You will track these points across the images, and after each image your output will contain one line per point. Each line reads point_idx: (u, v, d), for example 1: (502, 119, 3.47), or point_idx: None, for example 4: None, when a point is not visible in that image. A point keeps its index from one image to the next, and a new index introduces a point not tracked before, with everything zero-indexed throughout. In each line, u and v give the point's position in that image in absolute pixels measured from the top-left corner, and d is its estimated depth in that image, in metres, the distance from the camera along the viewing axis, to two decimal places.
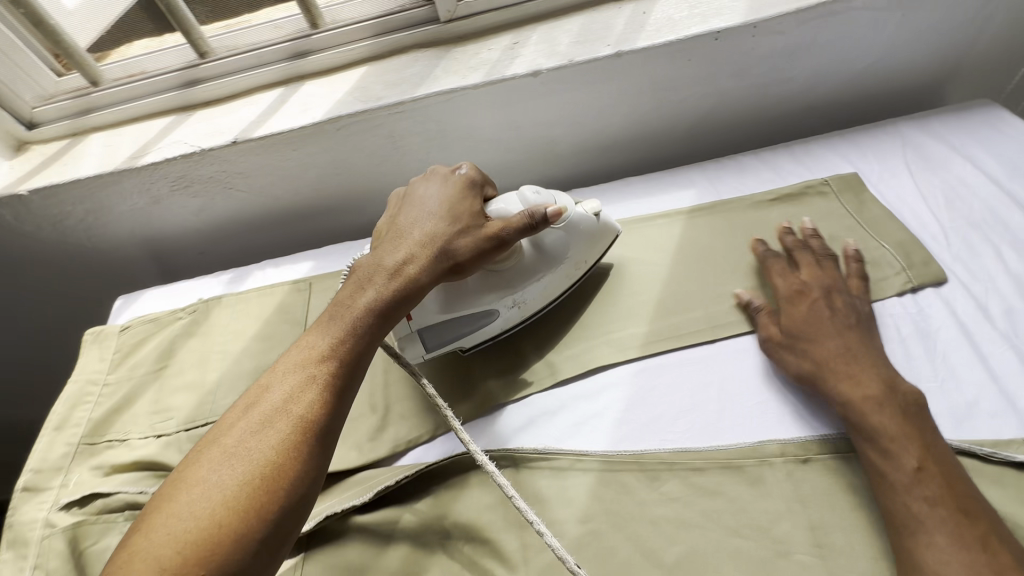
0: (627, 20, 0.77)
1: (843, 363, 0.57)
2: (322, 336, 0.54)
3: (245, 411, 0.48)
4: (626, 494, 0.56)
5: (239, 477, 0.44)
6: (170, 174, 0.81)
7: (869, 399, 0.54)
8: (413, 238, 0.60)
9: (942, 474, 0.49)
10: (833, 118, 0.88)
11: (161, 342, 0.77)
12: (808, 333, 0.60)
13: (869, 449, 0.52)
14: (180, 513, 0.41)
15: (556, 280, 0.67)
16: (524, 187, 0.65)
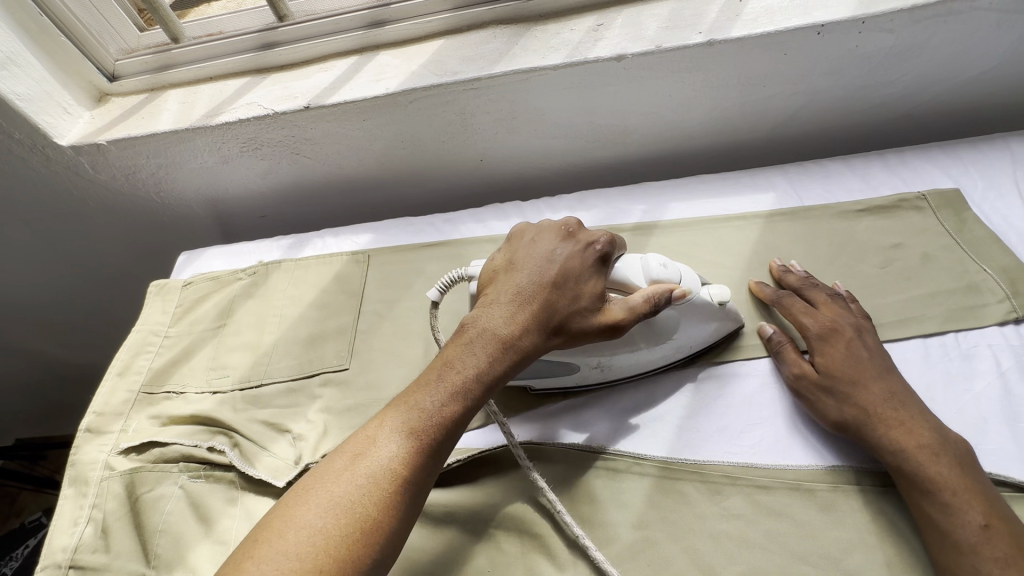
0: (722, 7, 0.72)
1: (884, 407, 0.52)
2: (430, 399, 0.48)
3: (352, 460, 0.45)
4: (684, 504, 0.54)
5: (336, 542, 0.41)
6: (242, 136, 0.81)
7: (923, 449, 0.50)
8: (533, 308, 0.52)
9: (1009, 531, 0.45)
10: (933, 128, 0.82)
11: (221, 300, 0.78)
12: (857, 373, 0.55)
13: (926, 502, 0.48)
14: (272, 565, 0.39)
15: (648, 355, 0.59)
16: (651, 255, 0.56)
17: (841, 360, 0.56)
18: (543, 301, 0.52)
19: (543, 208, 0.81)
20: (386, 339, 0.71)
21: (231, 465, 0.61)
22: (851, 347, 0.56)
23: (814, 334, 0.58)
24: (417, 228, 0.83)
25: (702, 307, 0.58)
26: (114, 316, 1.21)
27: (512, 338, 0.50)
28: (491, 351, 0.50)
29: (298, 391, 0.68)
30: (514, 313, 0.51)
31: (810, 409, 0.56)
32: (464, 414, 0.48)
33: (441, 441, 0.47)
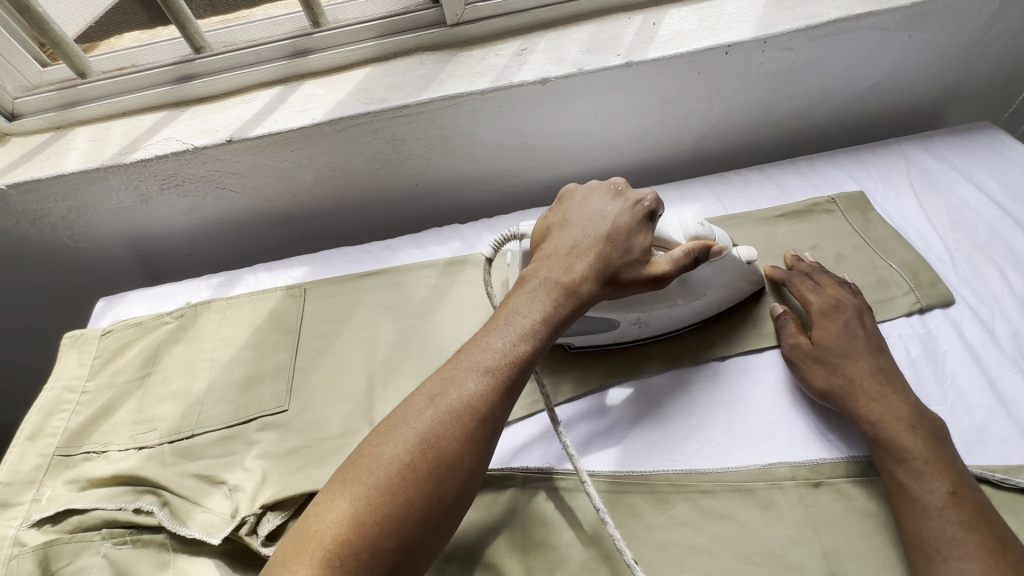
0: (637, 30, 0.76)
1: (870, 377, 0.57)
2: (499, 341, 0.51)
3: (431, 399, 0.47)
4: (634, 517, 0.54)
5: (418, 474, 0.44)
6: (160, 172, 0.77)
7: (902, 420, 0.53)
8: (590, 257, 0.56)
9: (972, 499, 0.49)
10: (838, 136, 0.88)
11: (146, 347, 0.73)
12: (846, 345, 0.59)
13: (900, 472, 0.51)
14: (362, 499, 0.42)
15: (682, 312, 0.63)
16: (688, 216, 0.61)
17: (841, 331, 0.60)
18: (597, 252, 0.56)
19: (482, 230, 0.82)
20: (327, 375, 0.69)
21: (160, 526, 0.57)
22: (851, 321, 0.61)
23: (818, 309, 0.63)
24: (355, 257, 0.82)
25: (732, 263, 0.63)
26: (27, 373, 1.11)
27: (569, 286, 0.55)
28: (554, 296, 0.54)
29: (233, 438, 0.64)
30: (570, 265, 0.56)
31: (799, 379, 0.60)
32: (534, 353, 0.51)
33: (514, 379, 0.49)
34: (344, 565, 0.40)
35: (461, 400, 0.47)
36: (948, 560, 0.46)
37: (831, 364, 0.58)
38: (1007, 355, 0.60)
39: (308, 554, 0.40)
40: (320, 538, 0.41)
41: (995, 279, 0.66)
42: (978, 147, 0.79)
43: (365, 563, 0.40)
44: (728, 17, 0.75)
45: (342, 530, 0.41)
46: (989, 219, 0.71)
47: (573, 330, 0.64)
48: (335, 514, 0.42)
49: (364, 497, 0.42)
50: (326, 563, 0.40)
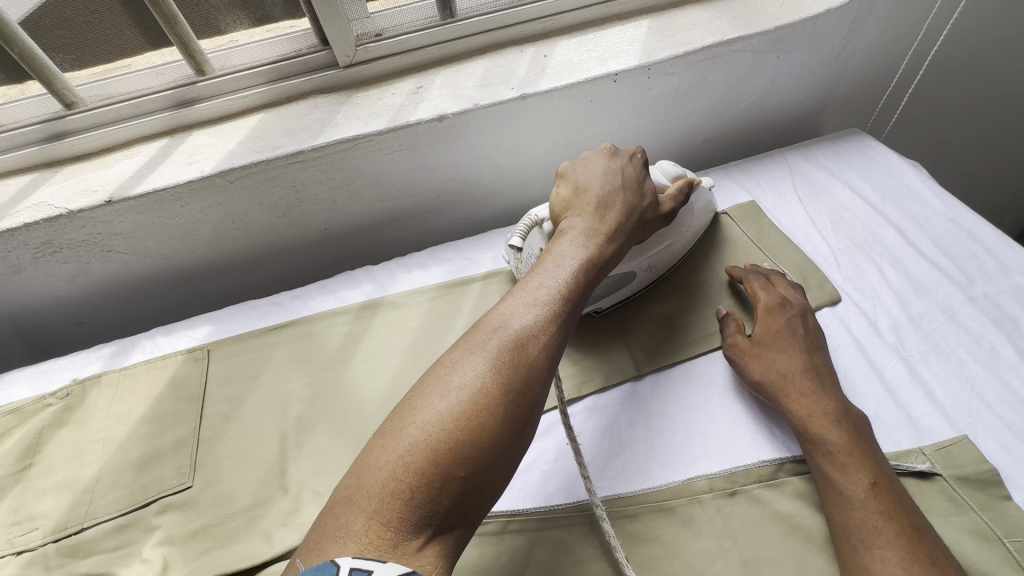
0: (529, 63, 0.78)
1: (800, 370, 0.59)
2: (547, 281, 0.52)
3: (492, 334, 0.47)
4: (562, 553, 0.54)
5: (490, 403, 0.43)
6: (32, 240, 0.71)
7: (829, 414, 0.55)
8: (614, 206, 0.59)
9: (891, 490, 0.51)
10: (732, 149, 0.94)
11: (25, 436, 0.66)
12: (786, 336, 0.63)
13: (827, 466, 0.53)
14: (432, 425, 0.41)
15: (682, 242, 0.71)
16: (659, 161, 0.69)
17: (781, 325, 0.63)
18: (619, 201, 0.60)
19: (395, 269, 0.80)
20: (236, 442, 0.64)
21: None
22: (796, 317, 0.64)
23: (765, 305, 0.66)
24: (262, 309, 0.78)
25: (704, 197, 0.73)
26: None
27: (603, 231, 0.57)
28: (592, 239, 0.56)
29: (130, 526, 0.58)
30: (599, 214, 0.58)
31: (739, 374, 0.62)
32: (579, 291, 0.53)
33: (566, 316, 0.51)
34: (419, 494, 0.38)
35: (520, 333, 0.47)
36: (869, 552, 0.48)
37: (769, 358, 0.61)
38: (889, 345, 0.65)
39: (380, 484, 0.39)
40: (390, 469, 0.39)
41: (875, 274, 0.71)
42: (850, 151, 0.87)
43: (439, 492, 0.39)
44: (613, 47, 0.78)
45: (414, 457, 0.40)
46: (865, 218, 0.77)
47: (602, 293, 0.68)
48: (404, 443, 0.41)
49: (433, 424, 0.41)
50: (398, 494, 0.38)
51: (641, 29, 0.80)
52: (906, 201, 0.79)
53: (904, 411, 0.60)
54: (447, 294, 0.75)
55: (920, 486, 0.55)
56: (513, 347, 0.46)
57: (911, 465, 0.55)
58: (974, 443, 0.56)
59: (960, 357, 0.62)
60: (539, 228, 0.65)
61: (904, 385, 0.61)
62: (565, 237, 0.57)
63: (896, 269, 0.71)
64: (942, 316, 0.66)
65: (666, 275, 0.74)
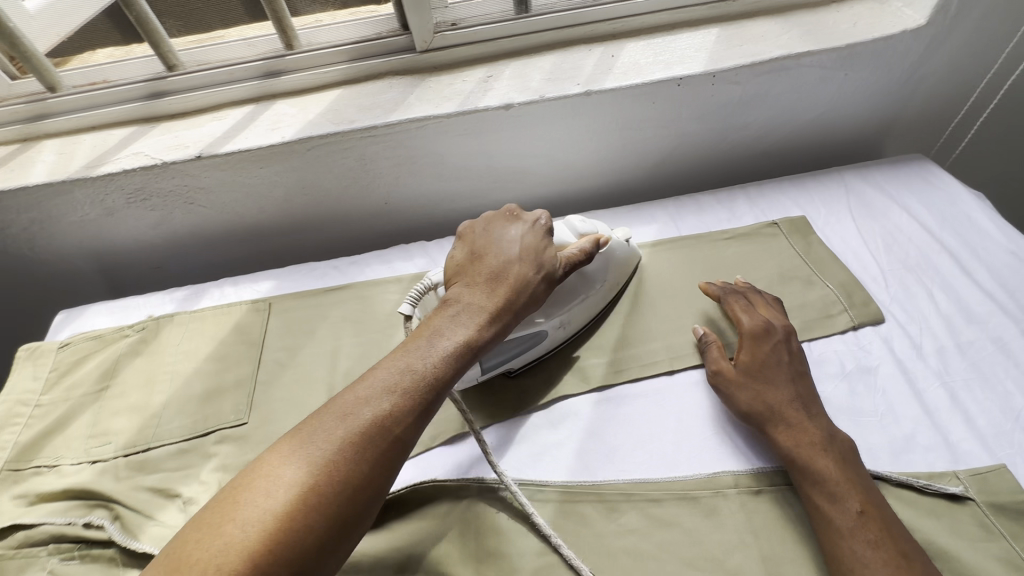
0: (596, 61, 0.80)
1: (788, 401, 0.59)
2: (416, 359, 0.50)
3: (338, 420, 0.44)
4: (585, 526, 0.56)
5: (324, 499, 0.41)
6: (128, 186, 0.77)
7: (815, 445, 0.56)
8: (507, 280, 0.57)
9: (878, 516, 0.51)
10: (787, 163, 0.94)
11: (105, 360, 0.73)
12: (767, 364, 0.62)
13: (816, 496, 0.53)
14: (259, 519, 0.39)
15: (594, 301, 0.69)
16: (570, 216, 0.70)
17: (756, 355, 0.63)
18: (512, 274, 0.57)
19: (447, 247, 0.84)
20: (288, 388, 0.69)
21: (111, 540, 0.56)
22: (781, 342, 0.64)
23: (748, 331, 0.65)
24: (321, 271, 0.83)
25: (620, 249, 0.72)
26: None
27: (489, 307, 0.55)
28: (474, 319, 0.54)
29: (190, 451, 0.64)
30: (489, 290, 0.56)
31: (727, 403, 0.62)
32: (452, 371, 0.51)
33: (428, 398, 0.48)
34: None
35: (378, 416, 0.45)
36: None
37: (757, 388, 0.60)
38: (932, 369, 0.64)
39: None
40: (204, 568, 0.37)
41: (924, 299, 0.71)
42: (910, 176, 0.86)
43: None
44: (680, 52, 0.80)
45: (236, 558, 0.37)
46: (920, 243, 0.77)
47: (512, 355, 0.64)
48: (220, 543, 0.38)
49: (254, 525, 0.39)
50: None
51: (709, 37, 0.81)
52: (964, 230, 0.78)
53: (941, 434, 0.59)
54: None
55: (951, 509, 0.55)
56: (361, 434, 0.44)
57: (943, 487, 0.55)
58: (1012, 473, 0.56)
59: (1006, 388, 0.62)
60: (433, 292, 0.61)
61: (944, 409, 0.61)
62: (447, 309, 0.55)
63: (947, 296, 0.71)
64: (991, 347, 0.65)
65: (582, 332, 0.72)
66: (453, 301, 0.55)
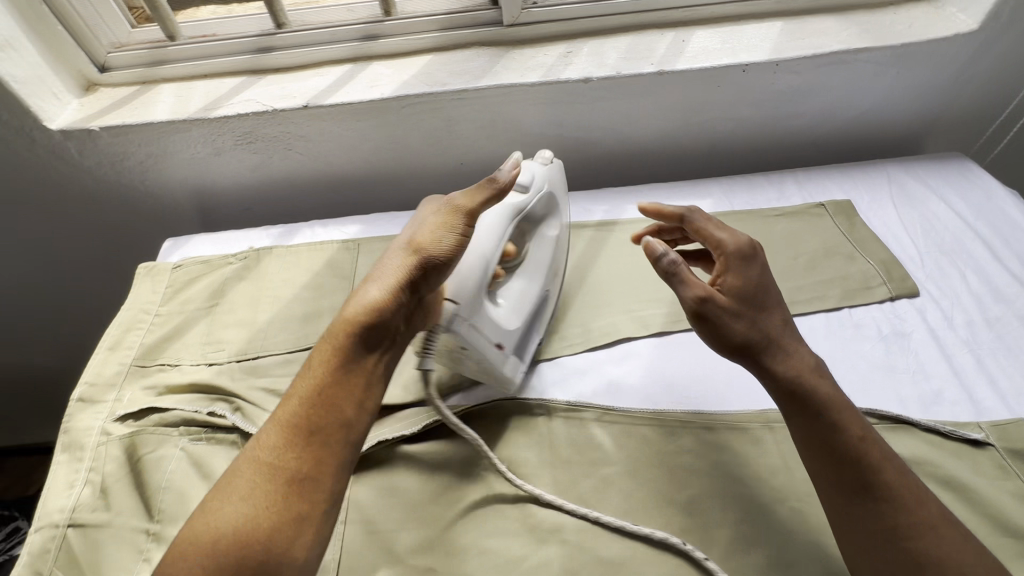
0: (668, 45, 0.88)
1: (770, 327, 0.58)
2: (332, 351, 0.50)
3: (277, 420, 0.47)
4: (647, 445, 0.64)
5: (281, 488, 0.44)
6: (239, 129, 0.86)
7: (813, 376, 0.56)
8: (397, 252, 0.55)
9: (873, 437, 0.53)
10: (832, 154, 1.01)
11: (213, 282, 0.81)
12: (761, 290, 0.60)
13: (821, 422, 0.53)
14: (229, 513, 0.43)
15: (544, 245, 0.69)
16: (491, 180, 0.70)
17: (745, 280, 0.60)
18: (404, 248, 0.55)
19: None
20: None
21: (234, 426, 0.65)
22: (744, 267, 0.60)
23: (735, 253, 0.61)
24: (402, 221, 0.91)
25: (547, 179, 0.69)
26: (80, 321, 1.18)
27: (390, 285, 0.52)
28: (373, 299, 0.52)
29: (295, 361, 0.73)
30: (386, 270, 0.54)
31: (711, 330, 0.59)
32: (367, 355, 0.51)
33: (352, 387, 0.49)
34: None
35: (307, 405, 0.47)
36: (876, 506, 0.50)
37: (753, 317, 0.58)
38: (961, 338, 0.71)
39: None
40: (205, 527, 0.43)
41: (957, 278, 0.78)
42: (949, 171, 0.92)
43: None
44: (746, 42, 0.87)
45: (212, 537, 0.42)
46: (955, 230, 0.84)
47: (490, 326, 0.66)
48: (194, 541, 0.42)
49: (222, 525, 0.43)
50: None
51: (774, 29, 0.88)
52: (997, 221, 0.84)
53: (967, 392, 0.67)
54: None
55: (973, 452, 0.62)
56: (295, 426, 0.47)
57: (967, 433, 0.63)
58: None
59: None
60: None
61: (970, 371, 0.68)
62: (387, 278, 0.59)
63: (979, 278, 0.78)
64: (1016, 322, 0.72)
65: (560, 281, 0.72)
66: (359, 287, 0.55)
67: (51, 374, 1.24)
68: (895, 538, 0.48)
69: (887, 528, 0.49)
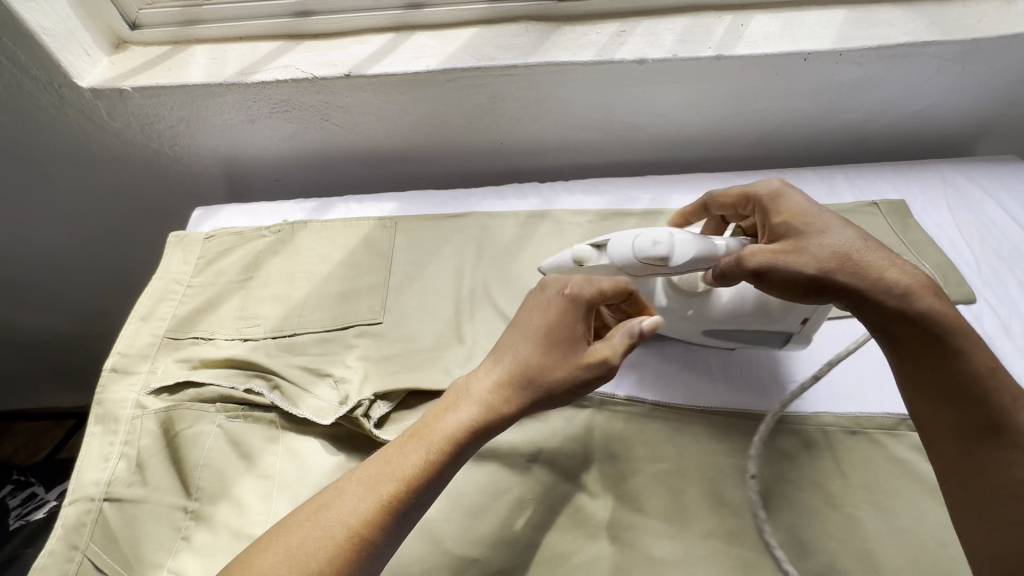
0: (726, 29, 0.84)
1: (868, 254, 0.53)
2: (437, 428, 0.50)
3: (367, 478, 0.47)
4: (697, 443, 0.62)
5: (354, 540, 0.44)
6: (276, 96, 0.82)
7: (921, 294, 0.51)
8: (511, 359, 0.54)
9: (1000, 376, 0.48)
10: (882, 151, 0.98)
11: (247, 254, 0.79)
12: (812, 230, 0.55)
13: (939, 356, 0.49)
14: (306, 542, 0.44)
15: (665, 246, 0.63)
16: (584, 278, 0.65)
17: (795, 224, 0.56)
18: (516, 355, 0.54)
19: (560, 190, 0.89)
20: (419, 297, 0.75)
21: (273, 405, 0.63)
22: (788, 206, 0.57)
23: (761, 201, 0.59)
24: (440, 200, 0.88)
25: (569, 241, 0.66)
26: (99, 288, 1.15)
27: (493, 394, 0.52)
28: (477, 404, 0.51)
29: (333, 340, 0.70)
30: (497, 373, 0.53)
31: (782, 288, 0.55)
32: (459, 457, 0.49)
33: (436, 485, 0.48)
34: None
35: (404, 471, 0.48)
36: (993, 449, 0.46)
37: (851, 254, 0.53)
38: (1019, 347, 0.70)
39: None
40: (280, 547, 0.44)
41: (1014, 286, 0.76)
42: (1005, 175, 0.89)
43: None
44: (809, 29, 0.83)
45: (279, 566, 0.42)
46: (1012, 236, 0.81)
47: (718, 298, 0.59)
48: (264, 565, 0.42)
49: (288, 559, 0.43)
50: None
51: (837, 17, 0.84)
52: None
53: None
54: (605, 221, 0.83)
55: None
56: (382, 485, 0.47)
57: None
58: None
59: None
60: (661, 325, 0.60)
61: None
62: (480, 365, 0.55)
63: None
64: None
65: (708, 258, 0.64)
66: (465, 381, 0.54)
67: (68, 339, 1.23)
68: (1003, 482, 0.45)
69: (1000, 472, 0.45)
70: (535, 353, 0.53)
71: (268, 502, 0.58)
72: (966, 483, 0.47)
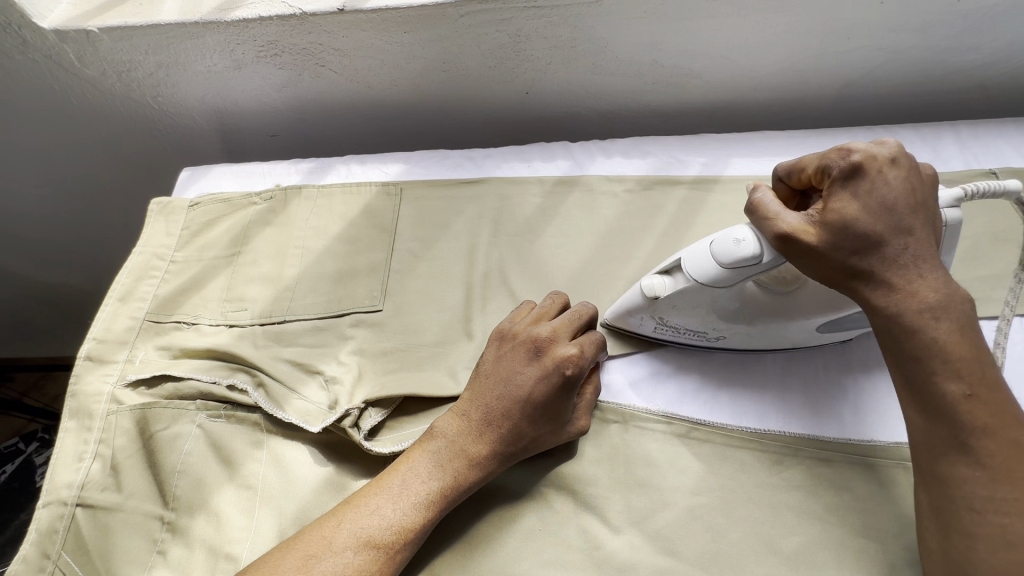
0: None
1: (904, 263, 0.41)
2: (415, 484, 0.48)
3: (333, 528, 0.45)
4: (743, 473, 0.52)
5: None
6: (261, 38, 0.70)
7: (927, 309, 0.40)
8: (487, 414, 0.50)
9: (990, 397, 0.39)
10: (1007, 102, 0.77)
11: (235, 225, 0.70)
12: (897, 233, 0.41)
13: (912, 372, 0.41)
14: None
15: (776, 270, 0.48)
16: (665, 306, 0.52)
17: (871, 211, 0.41)
18: (495, 414, 0.49)
19: (595, 151, 0.74)
20: (424, 281, 0.65)
21: (256, 406, 0.56)
22: (881, 187, 0.42)
23: (842, 182, 0.43)
24: (453, 161, 0.76)
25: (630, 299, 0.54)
26: (106, 244, 1.11)
27: (471, 453, 0.49)
28: (453, 462, 0.49)
29: (326, 330, 0.62)
30: (475, 433, 0.49)
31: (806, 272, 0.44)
32: (439, 507, 0.48)
33: (419, 531, 0.47)
34: None
35: (382, 527, 0.45)
36: (950, 465, 0.39)
37: (894, 259, 0.41)
38: None
39: None
40: None
41: None
42: None
43: None
44: None
45: None
46: None
47: (836, 313, 0.49)
48: None
49: None
50: None
51: None
52: None
53: None
54: (647, 190, 0.69)
55: None
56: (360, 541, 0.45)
57: None
58: None
59: None
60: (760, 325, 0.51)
61: None
62: (459, 419, 0.50)
63: None
64: None
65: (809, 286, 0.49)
66: (436, 436, 0.50)
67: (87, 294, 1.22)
68: (952, 498, 0.39)
69: (951, 489, 0.39)
70: (526, 429, 0.49)
71: (249, 517, 0.52)
72: (925, 491, 0.42)
